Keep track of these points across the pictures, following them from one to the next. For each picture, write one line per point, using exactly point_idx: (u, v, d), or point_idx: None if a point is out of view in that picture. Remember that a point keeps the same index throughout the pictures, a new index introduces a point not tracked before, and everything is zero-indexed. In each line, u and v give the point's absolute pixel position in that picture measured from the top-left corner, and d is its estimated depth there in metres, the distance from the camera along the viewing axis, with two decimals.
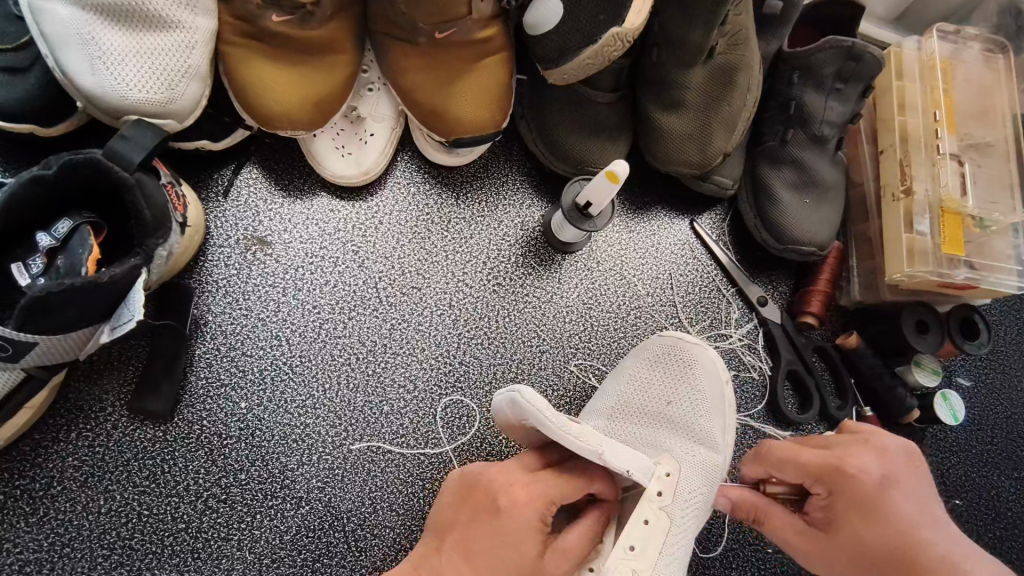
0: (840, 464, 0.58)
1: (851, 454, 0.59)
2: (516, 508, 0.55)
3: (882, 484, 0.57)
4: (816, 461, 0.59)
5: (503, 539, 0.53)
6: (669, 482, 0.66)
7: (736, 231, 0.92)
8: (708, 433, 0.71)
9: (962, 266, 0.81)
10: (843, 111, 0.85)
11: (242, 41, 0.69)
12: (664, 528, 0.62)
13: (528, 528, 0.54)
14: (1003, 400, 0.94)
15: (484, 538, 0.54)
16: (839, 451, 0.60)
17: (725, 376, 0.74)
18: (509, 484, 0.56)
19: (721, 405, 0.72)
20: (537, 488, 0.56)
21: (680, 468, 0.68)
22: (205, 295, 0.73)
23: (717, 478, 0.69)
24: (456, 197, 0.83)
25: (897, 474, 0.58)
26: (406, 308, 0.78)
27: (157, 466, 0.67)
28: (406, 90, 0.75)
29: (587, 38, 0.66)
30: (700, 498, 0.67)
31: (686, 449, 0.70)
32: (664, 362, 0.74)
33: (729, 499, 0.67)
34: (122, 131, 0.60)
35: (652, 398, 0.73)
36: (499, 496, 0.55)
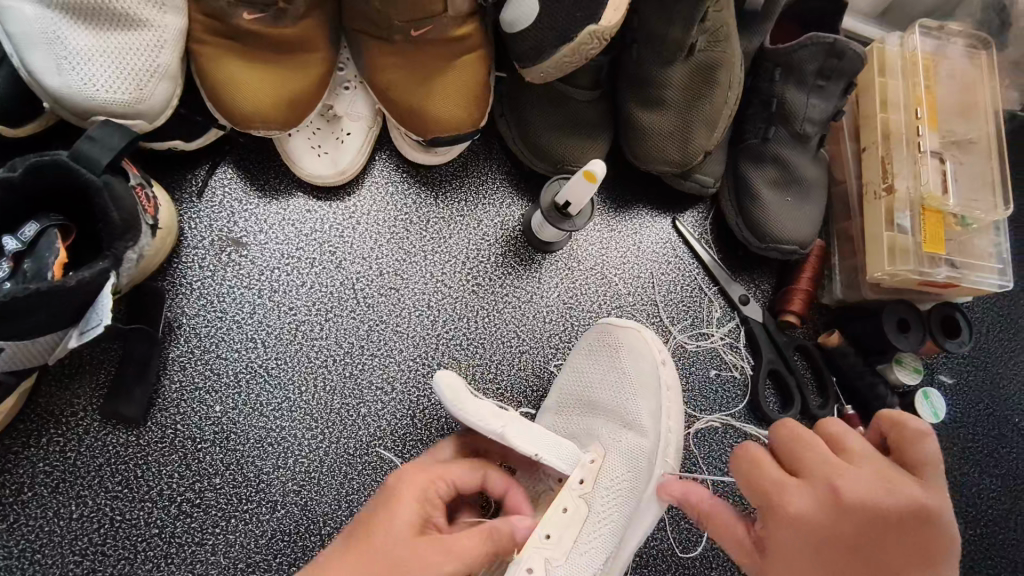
0: (779, 498, 0.53)
1: (796, 493, 0.52)
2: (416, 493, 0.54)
3: (823, 537, 0.50)
4: (759, 483, 0.55)
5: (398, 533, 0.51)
6: (593, 467, 0.66)
7: (718, 230, 0.91)
8: (637, 416, 0.70)
9: (943, 265, 0.81)
10: (825, 108, 0.84)
11: (213, 39, 0.68)
12: (582, 516, 0.62)
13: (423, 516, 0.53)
14: (984, 397, 0.94)
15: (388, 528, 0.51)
16: (791, 485, 0.53)
17: (655, 355, 0.73)
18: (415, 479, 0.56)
19: (653, 387, 0.71)
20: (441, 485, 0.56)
21: (605, 456, 0.67)
22: (179, 296, 0.72)
23: (646, 468, 0.67)
24: (435, 196, 0.82)
25: (849, 532, 0.50)
26: (384, 309, 0.77)
27: (130, 471, 0.66)
28: (383, 89, 0.74)
29: (563, 35, 0.66)
30: (624, 486, 0.66)
31: (615, 435, 0.69)
32: (595, 349, 0.74)
33: (672, 496, 0.62)
34: (90, 132, 0.59)
35: (585, 383, 0.73)
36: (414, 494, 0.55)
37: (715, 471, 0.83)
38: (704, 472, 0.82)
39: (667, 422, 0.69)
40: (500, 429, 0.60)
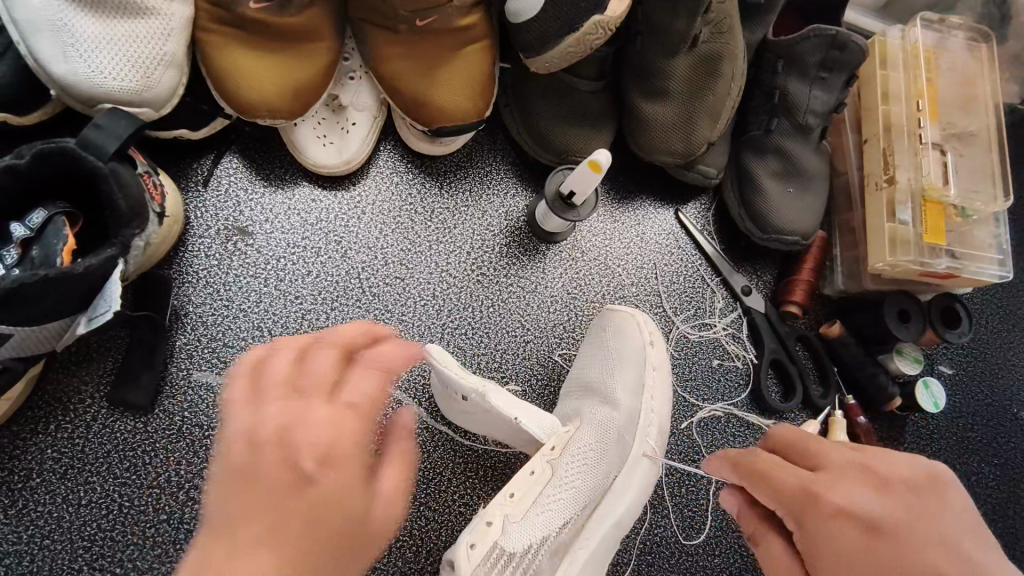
0: (818, 495, 0.51)
1: (831, 483, 0.51)
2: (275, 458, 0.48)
3: (868, 522, 0.49)
4: (789, 485, 0.52)
5: (273, 509, 0.46)
6: (566, 435, 0.67)
7: (720, 221, 0.92)
8: (616, 391, 0.71)
9: (943, 255, 0.81)
10: (827, 100, 0.84)
11: (217, 27, 0.68)
12: (546, 480, 0.64)
13: (286, 479, 0.47)
14: (984, 387, 0.95)
15: (260, 504, 0.46)
16: (820, 477, 0.52)
17: (643, 334, 0.74)
18: (262, 414, 0.49)
19: (638, 364, 0.72)
20: (291, 422, 0.49)
21: (579, 428, 0.69)
22: (186, 285, 0.72)
23: (616, 437, 0.68)
24: (440, 187, 0.83)
25: (892, 512, 0.49)
26: (389, 299, 0.77)
27: (138, 458, 0.66)
28: (387, 78, 0.74)
29: (567, 25, 0.66)
30: (591, 455, 0.67)
31: (593, 409, 0.70)
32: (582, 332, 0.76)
33: (736, 502, 0.59)
34: (97, 120, 0.59)
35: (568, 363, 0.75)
36: (286, 437, 0.48)
37: None
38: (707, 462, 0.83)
39: (648, 393, 0.71)
40: (478, 386, 0.61)
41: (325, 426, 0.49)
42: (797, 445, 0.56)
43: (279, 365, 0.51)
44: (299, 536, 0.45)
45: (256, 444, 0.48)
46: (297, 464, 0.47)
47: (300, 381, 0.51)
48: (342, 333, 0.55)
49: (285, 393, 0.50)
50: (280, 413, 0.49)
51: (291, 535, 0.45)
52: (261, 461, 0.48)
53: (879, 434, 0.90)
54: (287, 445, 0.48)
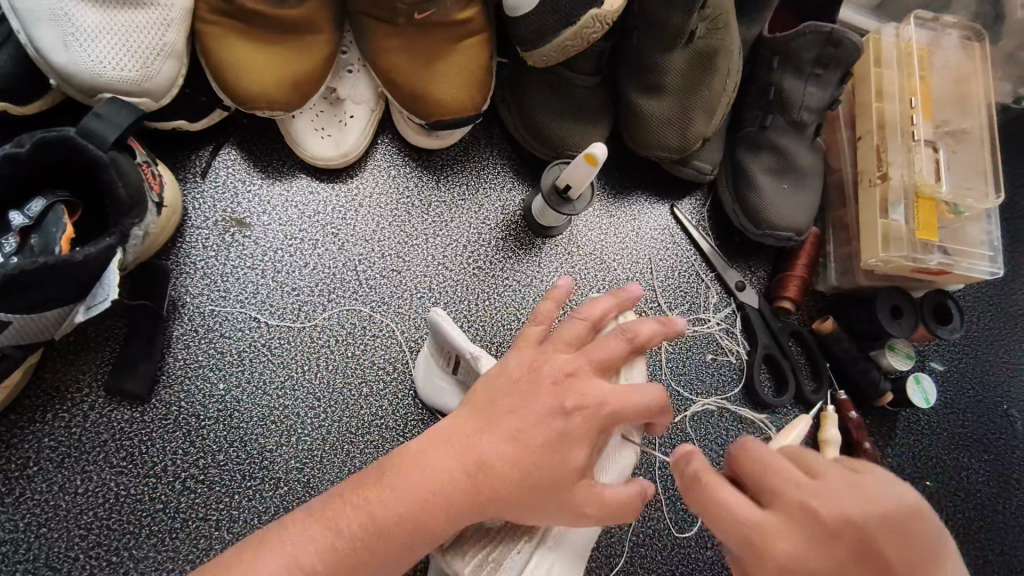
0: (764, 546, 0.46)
1: (778, 534, 0.46)
2: (539, 394, 0.50)
3: None
4: (733, 529, 0.48)
5: (487, 446, 0.48)
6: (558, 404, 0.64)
7: (715, 216, 0.93)
8: None
9: (935, 251, 0.82)
10: (822, 97, 0.85)
11: (217, 19, 0.68)
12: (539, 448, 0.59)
13: (551, 414, 0.50)
14: (974, 384, 0.96)
15: (472, 432, 0.49)
16: (769, 523, 0.47)
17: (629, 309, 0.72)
18: (551, 354, 0.53)
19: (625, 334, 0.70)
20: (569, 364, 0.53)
21: None
22: (183, 276, 0.72)
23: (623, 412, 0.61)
24: (437, 180, 0.83)
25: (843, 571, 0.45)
26: (385, 291, 0.78)
27: (134, 447, 0.67)
28: (386, 71, 0.75)
29: (565, 19, 0.66)
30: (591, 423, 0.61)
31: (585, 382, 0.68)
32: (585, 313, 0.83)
33: None
34: (97, 110, 0.59)
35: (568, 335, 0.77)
36: (544, 378, 0.51)
37: (711, 454, 0.84)
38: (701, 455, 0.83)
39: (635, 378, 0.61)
40: (473, 351, 0.63)
41: (595, 370, 0.53)
42: (756, 475, 0.49)
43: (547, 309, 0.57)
44: (490, 473, 0.47)
45: (501, 371, 0.53)
46: (561, 402, 0.50)
47: (582, 332, 0.56)
48: (613, 295, 0.60)
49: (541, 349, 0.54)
50: (530, 360, 0.53)
51: (520, 482, 0.47)
52: (494, 402, 0.51)
53: (871, 429, 0.91)
54: (564, 391, 0.51)
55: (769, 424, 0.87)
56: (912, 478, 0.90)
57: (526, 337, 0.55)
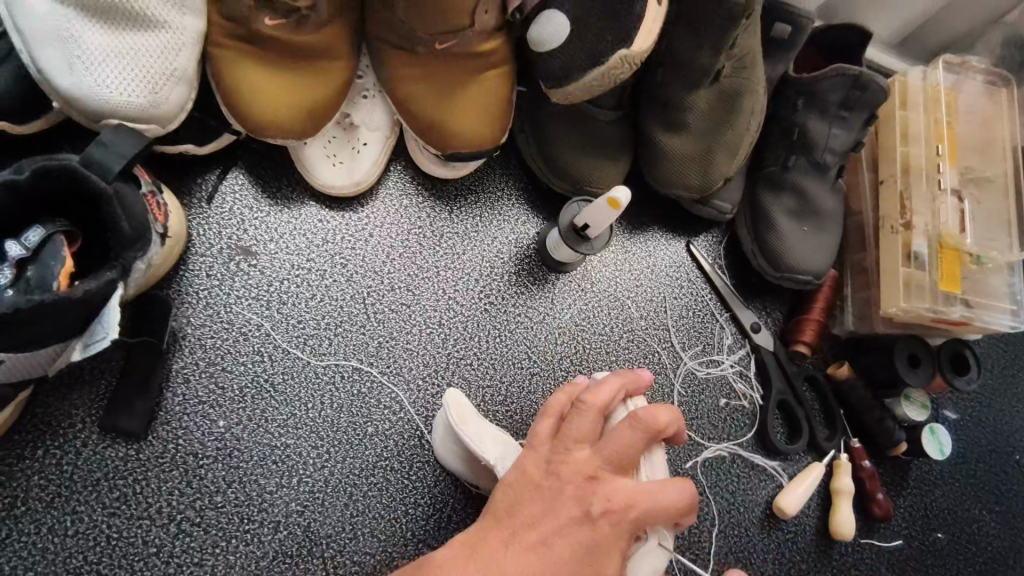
0: None
1: None
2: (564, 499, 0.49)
3: None
4: None
5: (511, 565, 0.45)
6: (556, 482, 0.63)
7: (731, 255, 0.91)
8: None
9: (957, 303, 0.80)
10: (846, 139, 0.83)
11: (231, 42, 0.65)
12: None
13: (576, 521, 0.48)
14: (987, 433, 0.94)
15: (496, 547, 0.47)
16: None
17: None
18: (568, 453, 0.51)
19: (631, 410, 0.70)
20: (586, 460, 0.51)
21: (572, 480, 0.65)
22: (185, 306, 0.69)
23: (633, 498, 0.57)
24: (450, 211, 0.81)
25: None
26: (394, 325, 0.75)
27: (128, 487, 0.64)
28: (403, 100, 0.72)
29: (593, 58, 0.64)
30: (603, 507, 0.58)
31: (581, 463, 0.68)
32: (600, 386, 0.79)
33: None
34: (102, 137, 0.56)
35: None
36: (564, 480, 0.50)
37: (722, 502, 0.81)
38: (712, 502, 0.81)
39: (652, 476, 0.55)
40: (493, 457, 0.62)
41: (614, 469, 0.51)
42: None
43: (557, 403, 0.56)
44: None
45: (521, 475, 0.51)
46: (588, 507, 0.48)
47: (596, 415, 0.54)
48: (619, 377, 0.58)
49: (556, 441, 0.52)
50: (549, 459, 0.52)
51: None
52: (514, 512, 0.49)
53: (884, 478, 0.89)
54: (590, 494, 0.49)
55: (781, 470, 0.85)
56: (923, 530, 0.88)
57: (540, 437, 0.53)
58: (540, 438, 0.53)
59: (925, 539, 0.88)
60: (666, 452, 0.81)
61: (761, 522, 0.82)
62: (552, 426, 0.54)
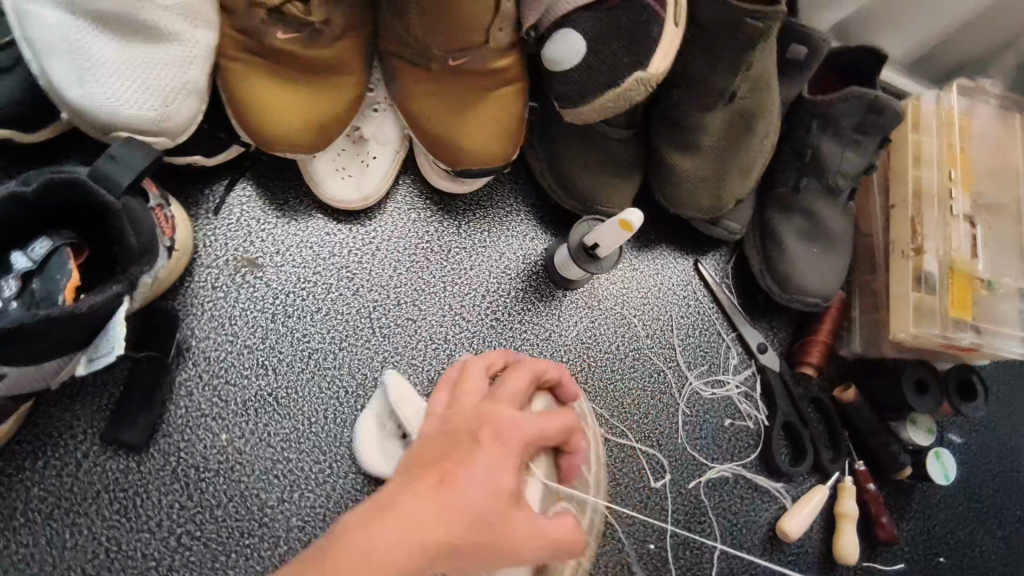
0: None
1: None
2: (506, 440, 0.47)
3: None
4: None
5: None
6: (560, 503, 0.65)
7: (739, 274, 0.90)
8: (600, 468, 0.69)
9: (967, 330, 0.79)
10: (859, 162, 0.83)
11: (243, 55, 0.65)
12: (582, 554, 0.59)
13: (516, 458, 0.47)
14: (992, 458, 0.94)
15: None
16: None
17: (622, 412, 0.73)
18: None
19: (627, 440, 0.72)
20: (524, 421, 0.50)
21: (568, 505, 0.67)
22: (189, 318, 0.69)
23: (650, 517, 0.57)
24: (458, 225, 0.80)
25: None
26: (400, 340, 0.75)
27: (129, 499, 0.63)
28: (416, 115, 0.72)
29: (608, 80, 0.64)
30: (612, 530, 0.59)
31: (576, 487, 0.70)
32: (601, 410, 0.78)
33: None
34: (112, 151, 0.56)
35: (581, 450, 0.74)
36: (484, 426, 0.48)
37: (724, 524, 0.81)
38: (714, 523, 0.81)
39: None
40: None
41: None
42: None
43: (507, 385, 0.57)
44: None
45: (457, 423, 0.49)
46: None
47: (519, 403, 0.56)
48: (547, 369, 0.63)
49: None
50: (478, 414, 0.51)
51: None
52: (448, 441, 0.47)
53: (888, 501, 0.88)
54: None
55: (785, 492, 0.84)
56: (925, 553, 0.88)
57: (484, 403, 0.53)
58: (469, 403, 0.54)
59: (926, 562, 0.88)
60: (670, 472, 0.81)
61: (763, 544, 0.82)
62: (487, 399, 0.54)
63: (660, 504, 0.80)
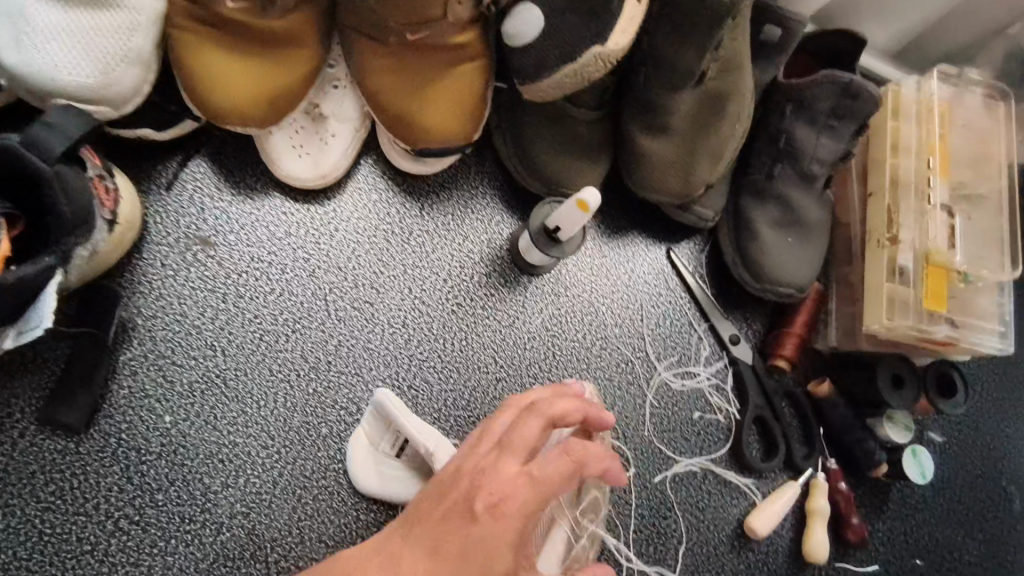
0: None
1: None
2: (497, 514, 0.47)
3: None
4: None
5: None
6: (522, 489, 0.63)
7: (713, 263, 0.88)
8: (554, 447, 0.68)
9: (942, 323, 0.77)
10: (835, 149, 0.80)
11: (190, 25, 0.63)
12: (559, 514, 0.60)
13: (512, 530, 0.47)
14: (974, 457, 0.91)
15: None
16: None
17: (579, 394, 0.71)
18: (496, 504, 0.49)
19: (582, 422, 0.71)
20: (523, 486, 0.48)
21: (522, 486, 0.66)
22: (137, 296, 0.67)
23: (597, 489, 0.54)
24: (421, 208, 0.78)
25: None
26: (356, 323, 0.73)
27: (65, 480, 0.61)
28: (373, 93, 0.69)
29: (567, 54, 0.61)
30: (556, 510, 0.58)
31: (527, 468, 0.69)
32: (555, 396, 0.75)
33: None
34: (47, 118, 0.54)
35: None
36: (478, 494, 0.47)
37: (692, 519, 0.79)
38: (680, 519, 0.79)
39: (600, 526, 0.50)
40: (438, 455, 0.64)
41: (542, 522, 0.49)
42: None
43: (522, 428, 0.51)
44: None
45: (454, 478, 0.49)
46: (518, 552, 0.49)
47: (527, 449, 0.50)
48: (558, 405, 0.53)
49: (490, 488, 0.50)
50: (474, 472, 0.49)
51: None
52: (445, 504, 0.48)
53: (864, 500, 0.86)
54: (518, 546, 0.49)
55: (755, 489, 0.82)
56: (902, 555, 0.85)
57: (486, 453, 0.50)
58: (472, 454, 0.50)
59: (903, 565, 0.85)
60: (637, 465, 0.79)
61: (731, 542, 0.79)
62: (493, 443, 0.50)
63: (624, 498, 0.77)
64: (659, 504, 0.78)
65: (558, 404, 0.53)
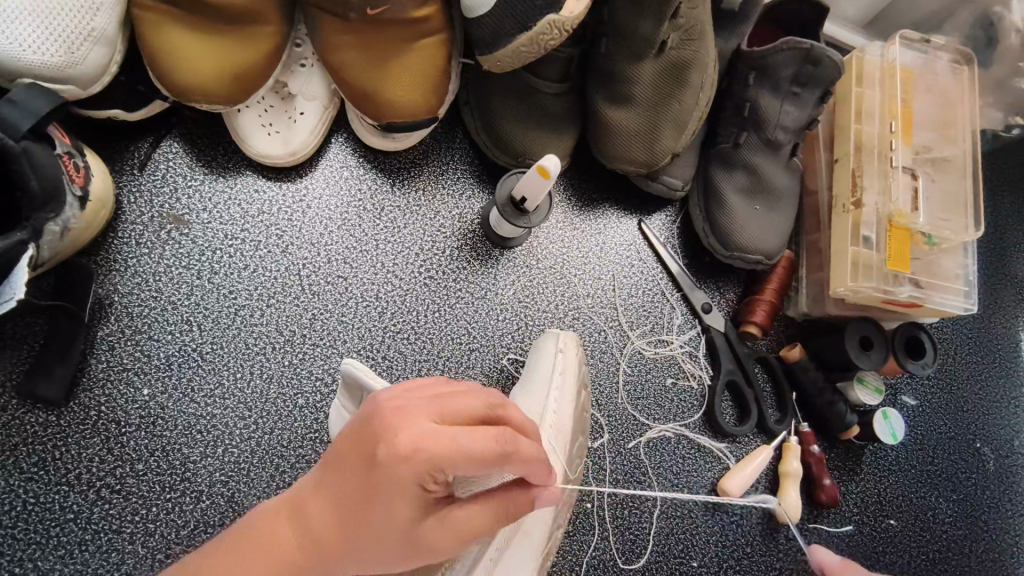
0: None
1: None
2: (396, 469, 0.41)
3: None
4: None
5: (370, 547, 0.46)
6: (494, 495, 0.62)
7: (685, 233, 0.89)
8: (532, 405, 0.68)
9: (907, 283, 0.79)
10: (798, 116, 0.82)
11: (153, 5, 0.65)
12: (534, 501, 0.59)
13: (413, 491, 0.42)
14: (947, 420, 0.92)
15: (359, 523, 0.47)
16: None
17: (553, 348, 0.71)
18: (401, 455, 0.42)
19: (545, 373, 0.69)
20: (431, 445, 0.41)
21: None
22: (113, 274, 0.69)
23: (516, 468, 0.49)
24: (392, 184, 0.80)
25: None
26: (330, 298, 0.74)
27: (47, 452, 0.63)
28: (337, 69, 0.71)
29: (521, 24, 0.63)
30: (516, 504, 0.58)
31: None
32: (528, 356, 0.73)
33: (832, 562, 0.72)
34: (12, 96, 0.55)
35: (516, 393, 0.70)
36: (381, 445, 0.42)
37: (665, 483, 0.80)
38: (653, 483, 0.79)
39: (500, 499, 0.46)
40: None
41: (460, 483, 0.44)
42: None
43: (461, 401, 0.45)
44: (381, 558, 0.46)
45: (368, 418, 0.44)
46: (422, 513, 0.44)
47: (452, 418, 0.44)
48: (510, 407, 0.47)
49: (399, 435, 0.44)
50: (388, 415, 0.44)
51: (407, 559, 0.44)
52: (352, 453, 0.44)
53: (836, 463, 0.87)
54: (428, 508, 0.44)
55: (729, 453, 0.82)
56: (875, 515, 0.86)
57: (409, 400, 0.45)
58: (392, 398, 0.45)
59: (876, 525, 0.86)
60: (610, 431, 0.80)
61: (705, 505, 0.80)
62: (421, 398, 0.45)
63: (598, 463, 0.78)
64: (633, 468, 0.79)
65: (511, 403, 0.48)
